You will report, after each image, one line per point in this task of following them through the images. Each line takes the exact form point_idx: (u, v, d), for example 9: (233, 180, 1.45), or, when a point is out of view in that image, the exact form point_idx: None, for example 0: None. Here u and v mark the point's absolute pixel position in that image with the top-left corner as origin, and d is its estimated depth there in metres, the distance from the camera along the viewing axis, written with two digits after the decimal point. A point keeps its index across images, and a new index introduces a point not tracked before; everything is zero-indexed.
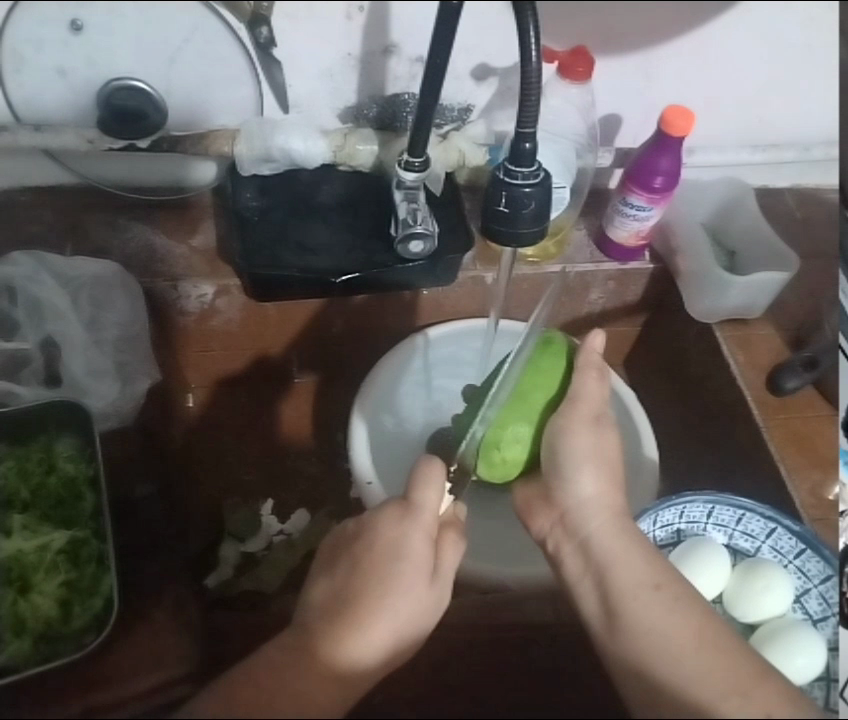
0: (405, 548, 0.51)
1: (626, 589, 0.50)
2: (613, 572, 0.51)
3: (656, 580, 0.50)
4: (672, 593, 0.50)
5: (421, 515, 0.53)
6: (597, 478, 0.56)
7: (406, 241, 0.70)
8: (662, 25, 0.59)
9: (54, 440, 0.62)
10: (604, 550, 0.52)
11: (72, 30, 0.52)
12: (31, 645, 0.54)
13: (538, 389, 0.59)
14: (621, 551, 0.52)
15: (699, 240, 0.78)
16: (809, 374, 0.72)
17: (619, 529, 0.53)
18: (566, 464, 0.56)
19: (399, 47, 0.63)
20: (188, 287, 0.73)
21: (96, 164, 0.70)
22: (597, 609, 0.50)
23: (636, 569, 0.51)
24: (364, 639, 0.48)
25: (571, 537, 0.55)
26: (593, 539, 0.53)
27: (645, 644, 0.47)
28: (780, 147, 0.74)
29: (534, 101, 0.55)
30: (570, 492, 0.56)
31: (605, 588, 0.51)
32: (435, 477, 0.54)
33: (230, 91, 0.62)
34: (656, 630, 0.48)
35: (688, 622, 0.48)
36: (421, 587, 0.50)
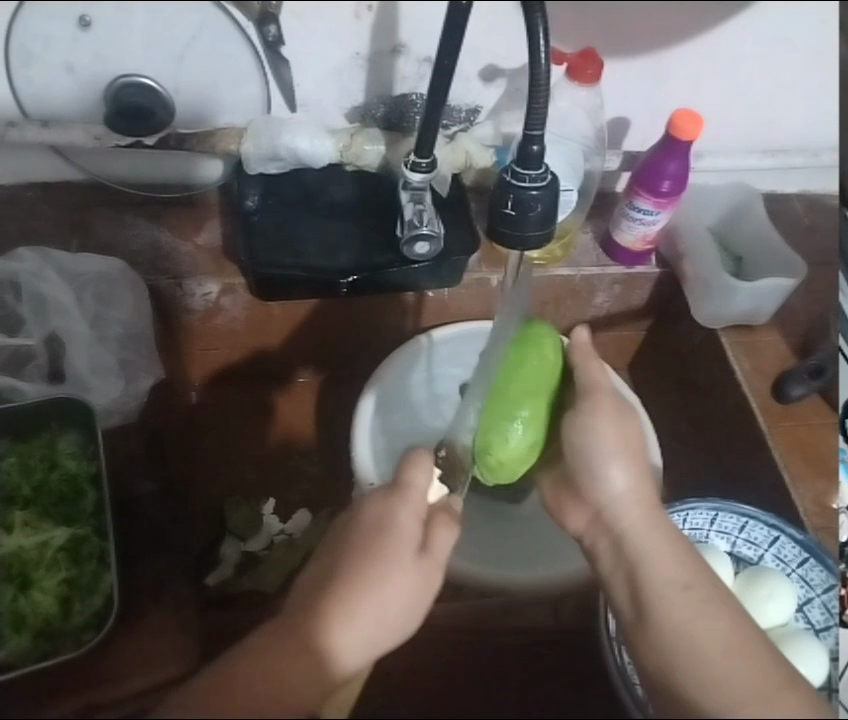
0: (394, 522, 0.55)
1: (660, 586, 0.53)
2: (648, 566, 0.53)
3: (686, 580, 0.53)
4: (700, 592, 0.53)
5: (408, 494, 0.56)
6: (626, 472, 0.58)
7: (411, 242, 0.71)
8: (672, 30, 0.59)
9: (57, 435, 0.62)
10: (639, 546, 0.55)
11: (80, 27, 0.53)
12: (31, 642, 0.53)
13: (515, 377, 0.56)
14: (657, 546, 0.55)
15: (705, 247, 0.79)
16: (815, 383, 0.72)
17: (655, 527, 0.56)
18: (597, 460, 0.58)
19: (408, 48, 0.62)
20: (192, 285, 0.76)
21: (103, 161, 0.69)
22: (627, 602, 0.52)
23: (669, 567, 0.54)
24: (362, 616, 0.50)
25: (606, 532, 0.56)
26: (630, 535, 0.55)
27: (677, 644, 0.50)
28: (788, 152, 0.72)
29: (543, 103, 0.55)
30: (605, 488, 0.58)
31: (638, 582, 0.53)
32: (425, 460, 0.57)
33: (237, 90, 0.61)
34: (687, 630, 0.50)
35: (718, 626, 0.51)
36: (411, 564, 0.53)
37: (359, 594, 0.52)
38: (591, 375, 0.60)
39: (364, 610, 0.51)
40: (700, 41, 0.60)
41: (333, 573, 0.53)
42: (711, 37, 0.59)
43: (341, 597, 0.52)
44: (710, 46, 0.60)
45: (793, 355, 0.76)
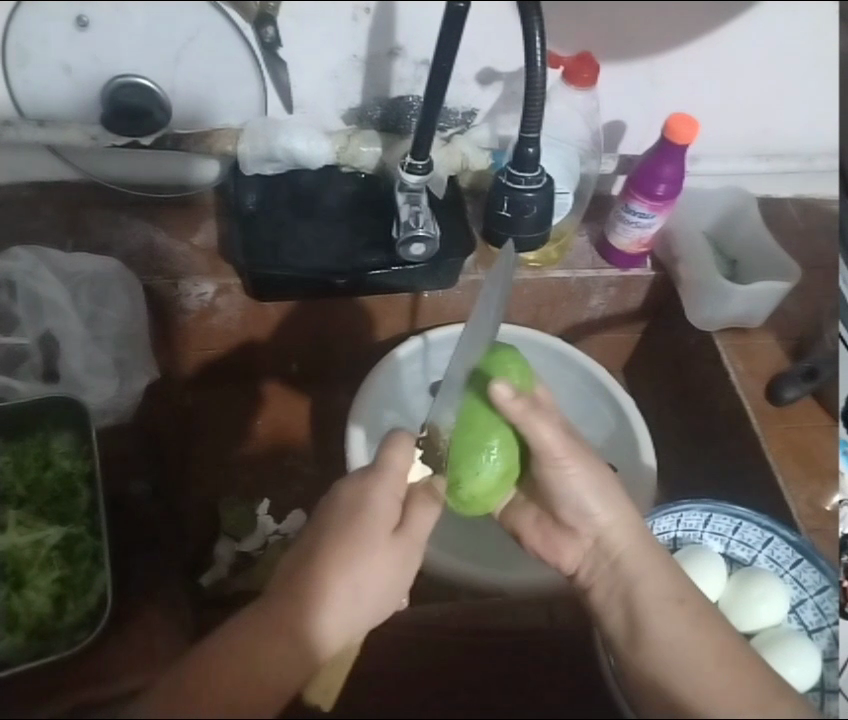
0: (370, 502, 0.55)
1: (652, 603, 0.53)
2: (639, 588, 0.54)
3: (680, 596, 0.53)
4: (692, 608, 0.53)
5: (387, 477, 0.56)
6: (608, 504, 0.57)
7: (407, 243, 0.71)
8: (671, 38, 0.59)
9: (50, 435, 0.61)
10: (636, 566, 0.55)
11: (78, 26, 0.53)
12: (24, 640, 0.55)
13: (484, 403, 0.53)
14: (649, 566, 0.56)
15: (700, 250, 0.79)
16: (808, 385, 0.71)
17: (646, 547, 0.56)
18: (573, 498, 0.58)
19: (405, 49, 0.63)
20: (188, 285, 0.73)
21: (98, 160, 0.68)
22: (621, 627, 0.52)
23: (661, 585, 0.54)
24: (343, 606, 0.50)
25: (603, 561, 0.57)
26: (624, 554, 0.56)
27: (670, 657, 0.49)
28: (783, 157, 0.73)
29: (538, 106, 0.56)
30: (586, 524, 0.58)
31: (631, 601, 0.53)
32: (403, 441, 0.57)
33: (235, 91, 0.61)
34: (677, 646, 0.50)
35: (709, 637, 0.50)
36: (386, 550, 0.54)
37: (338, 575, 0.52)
38: (544, 430, 0.54)
39: (345, 592, 0.51)
40: (698, 44, 0.60)
41: (311, 553, 0.53)
42: (710, 40, 0.60)
43: (317, 580, 0.51)
44: (703, 52, 0.61)
45: (787, 358, 0.76)
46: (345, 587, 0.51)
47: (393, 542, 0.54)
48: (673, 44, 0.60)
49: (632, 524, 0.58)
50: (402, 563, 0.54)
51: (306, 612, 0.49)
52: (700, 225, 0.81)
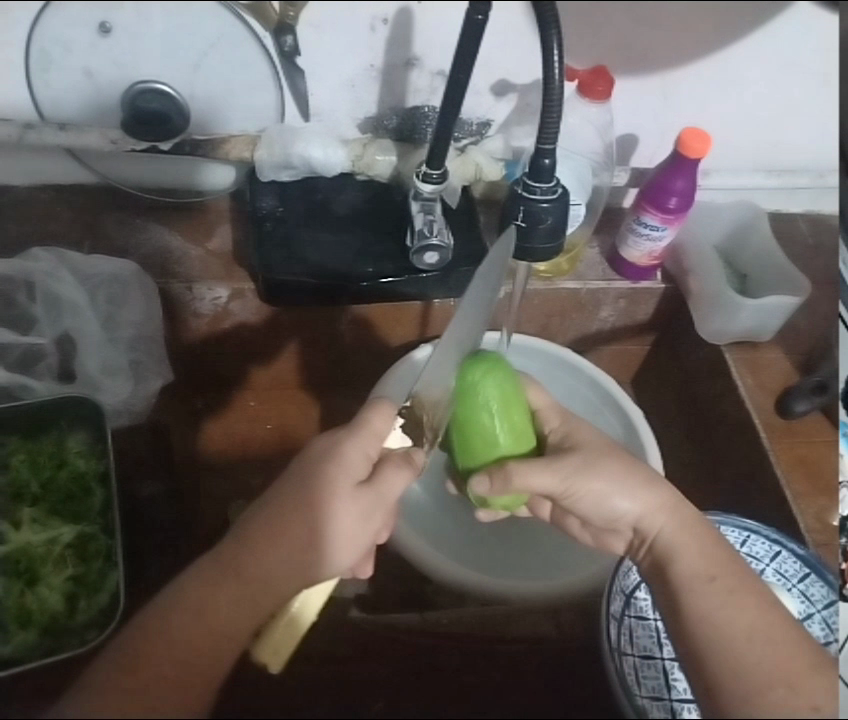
0: (338, 452, 0.56)
1: (688, 581, 0.56)
2: (675, 562, 0.57)
3: (713, 573, 0.56)
4: (728, 583, 0.55)
5: (372, 438, 0.57)
6: (636, 496, 0.61)
7: (420, 252, 0.73)
8: (682, 51, 0.59)
9: (65, 434, 0.64)
10: (675, 542, 0.58)
11: (100, 32, 0.54)
12: (36, 637, 0.53)
13: (473, 422, 0.57)
14: (680, 535, 0.59)
15: (709, 262, 0.82)
16: (819, 400, 0.71)
17: (681, 521, 0.60)
18: (606, 504, 0.61)
19: (421, 60, 0.63)
20: (202, 290, 0.77)
21: (113, 165, 0.69)
22: (664, 599, 0.56)
23: (696, 558, 0.57)
24: (298, 558, 0.51)
25: (648, 549, 0.59)
26: (659, 536, 0.59)
27: (711, 633, 0.52)
28: (794, 173, 0.73)
29: (555, 119, 0.56)
30: (622, 521, 0.61)
31: (670, 576, 0.57)
32: (387, 412, 0.59)
33: (251, 97, 0.62)
34: (722, 620, 0.52)
35: (747, 611, 0.53)
36: (346, 503, 0.54)
37: (296, 524, 0.52)
38: (539, 483, 0.59)
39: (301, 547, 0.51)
40: (712, 58, 0.60)
41: (273, 509, 0.53)
42: (723, 55, 0.60)
43: (280, 526, 0.52)
44: (717, 72, 0.62)
45: (795, 372, 0.76)
46: (310, 537, 0.52)
47: (359, 493, 0.55)
48: (686, 58, 0.60)
49: (660, 505, 0.61)
50: (369, 520, 0.55)
51: (257, 561, 0.50)
52: (712, 239, 0.84)
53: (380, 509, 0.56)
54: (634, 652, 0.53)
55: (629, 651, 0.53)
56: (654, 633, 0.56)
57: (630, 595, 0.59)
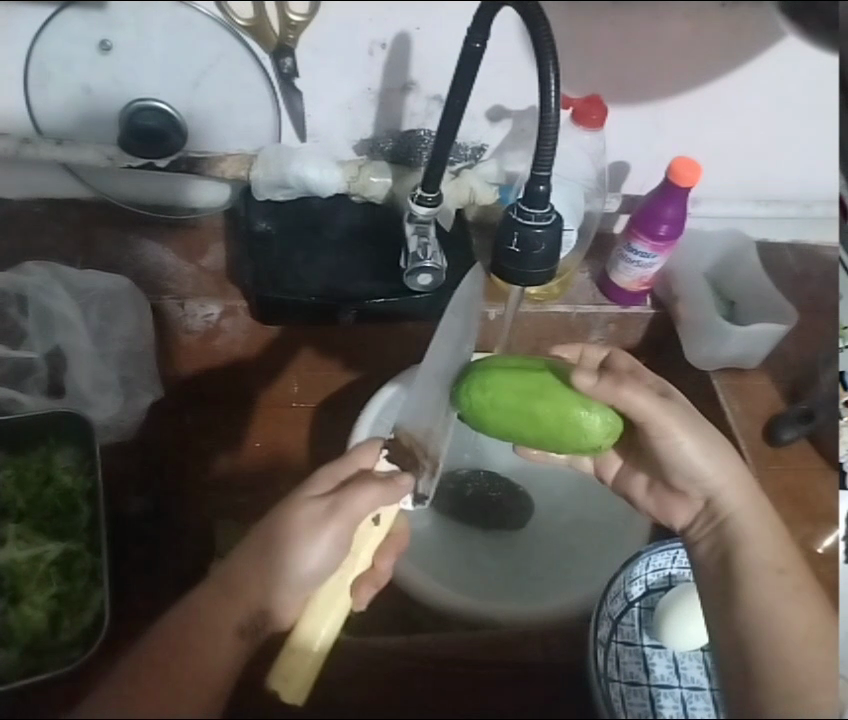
0: (318, 477, 0.58)
1: (751, 567, 0.58)
2: (742, 550, 0.59)
3: (780, 566, 0.57)
4: (790, 580, 0.56)
5: (345, 463, 0.58)
6: (723, 465, 0.65)
7: (414, 273, 0.74)
8: (671, 71, 0.61)
9: (53, 450, 0.64)
10: (744, 531, 0.61)
11: (100, 50, 0.60)
12: (18, 656, 0.54)
13: (500, 411, 0.54)
14: (748, 514, 0.62)
15: (698, 293, 0.85)
16: (805, 428, 0.71)
17: (751, 512, 0.62)
18: (681, 465, 0.65)
19: (418, 84, 0.64)
20: (195, 306, 0.75)
21: (108, 179, 0.70)
22: (714, 578, 0.60)
23: (765, 552, 0.59)
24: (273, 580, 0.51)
25: (714, 519, 0.63)
26: (733, 516, 0.62)
27: (764, 613, 0.54)
28: (781, 203, 0.73)
29: (551, 147, 0.57)
30: (696, 487, 0.65)
31: (738, 563, 0.59)
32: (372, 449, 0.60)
33: (248, 116, 0.67)
34: (774, 606, 0.54)
35: (808, 603, 0.54)
36: (313, 519, 0.54)
37: (275, 546, 0.53)
38: (638, 398, 0.60)
39: (271, 556, 0.53)
40: (704, 89, 0.63)
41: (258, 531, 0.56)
42: (713, 88, 0.63)
43: (255, 542, 0.55)
44: (708, 101, 0.64)
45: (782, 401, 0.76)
46: (280, 548, 0.53)
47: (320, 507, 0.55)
48: (675, 80, 0.62)
49: (729, 476, 0.64)
50: (325, 527, 0.53)
51: (234, 571, 0.53)
52: (701, 267, 0.86)
53: (336, 520, 0.53)
54: (620, 677, 0.54)
55: (616, 676, 0.54)
56: (641, 661, 0.57)
57: (616, 619, 0.60)
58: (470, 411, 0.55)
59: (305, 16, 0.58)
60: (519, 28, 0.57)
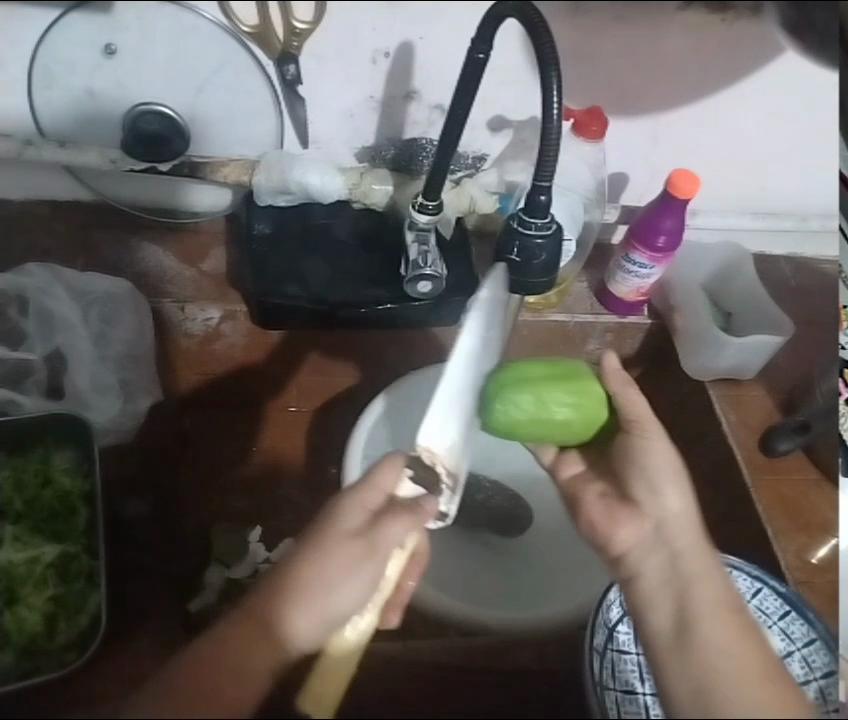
0: (343, 508, 0.54)
1: (706, 607, 0.51)
2: (693, 590, 0.51)
3: (732, 606, 0.52)
4: (745, 621, 0.51)
5: (371, 487, 0.54)
6: (682, 495, 0.57)
7: (414, 280, 0.72)
8: (670, 79, 0.62)
9: (52, 451, 0.63)
10: (690, 567, 0.53)
11: (105, 54, 0.60)
12: (13, 658, 0.54)
13: (537, 425, 0.55)
14: (699, 558, 0.53)
15: (697, 302, 0.82)
16: (801, 438, 0.71)
17: (695, 550, 0.54)
18: (651, 470, 0.57)
19: (420, 93, 0.66)
20: (195, 310, 0.74)
21: (112, 183, 0.72)
22: (665, 622, 0.51)
23: (713, 589, 0.52)
24: (306, 624, 0.48)
25: (661, 547, 0.54)
26: (684, 551, 0.54)
27: (720, 666, 0.48)
28: (778, 215, 0.77)
29: (551, 155, 0.57)
30: (658, 500, 0.57)
31: (685, 599, 0.51)
32: (397, 461, 0.56)
33: (252, 125, 0.67)
34: (728, 656, 0.48)
35: (756, 653, 0.49)
36: (350, 553, 0.51)
37: (306, 580, 0.50)
38: (636, 399, 0.59)
39: (300, 595, 0.49)
40: (701, 103, 0.65)
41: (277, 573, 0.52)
42: (712, 100, 0.65)
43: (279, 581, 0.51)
44: (706, 113, 0.66)
45: (777, 412, 0.75)
46: (313, 590, 0.49)
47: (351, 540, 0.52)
48: (672, 91, 0.64)
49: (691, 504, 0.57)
50: (362, 568, 0.50)
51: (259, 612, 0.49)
52: (698, 278, 0.84)
53: (371, 559, 0.51)
54: (615, 685, 0.54)
55: (611, 684, 0.54)
56: (638, 669, 0.56)
57: (613, 628, 0.58)
58: (502, 428, 0.55)
59: (309, 22, 0.60)
60: (523, 41, 0.60)
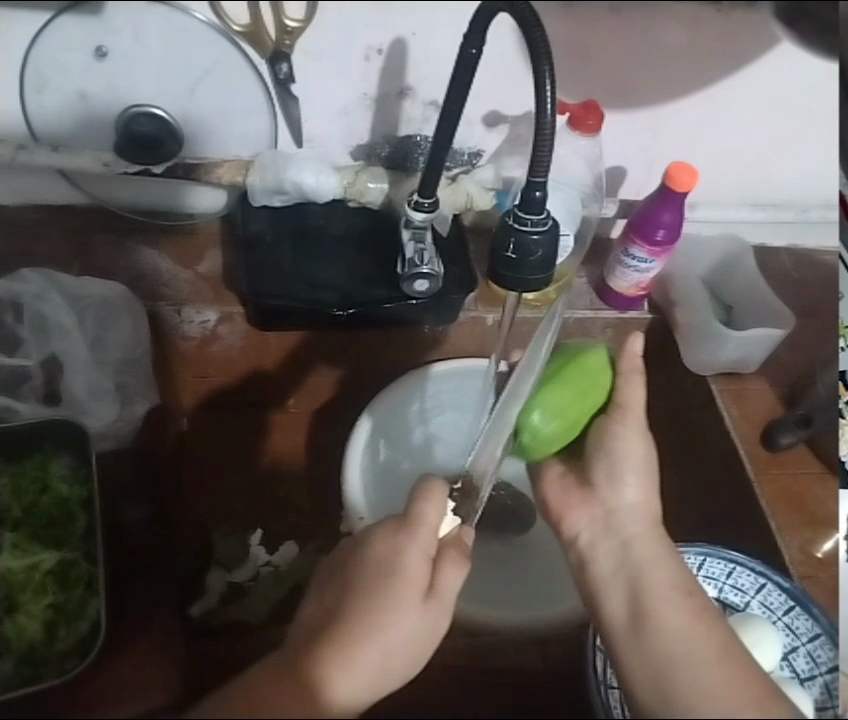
0: (399, 562, 0.52)
1: (661, 591, 0.52)
2: (647, 572, 0.53)
3: (688, 588, 0.53)
4: (699, 602, 0.52)
5: (424, 532, 0.53)
6: (644, 486, 0.56)
7: (411, 279, 0.71)
8: (667, 71, 0.62)
9: (50, 457, 0.62)
10: (641, 554, 0.54)
11: (97, 56, 0.60)
12: (14, 666, 0.55)
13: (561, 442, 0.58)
14: (650, 545, 0.55)
15: (696, 292, 0.80)
16: (804, 433, 0.71)
17: (649, 534, 0.55)
18: (615, 459, 0.57)
19: (414, 90, 0.65)
20: (191, 312, 0.73)
21: (108, 186, 0.71)
22: (621, 608, 0.52)
23: (667, 573, 0.53)
24: (353, 680, 0.48)
25: (612, 535, 0.56)
26: (635, 538, 0.55)
27: (675, 649, 0.49)
28: (778, 207, 0.76)
29: (547, 152, 0.57)
30: (615, 489, 0.57)
31: (638, 586, 0.53)
32: (435, 495, 0.55)
33: (245, 124, 0.67)
34: (683, 638, 0.50)
35: (712, 633, 0.50)
36: (409, 605, 0.51)
37: (359, 631, 0.49)
38: (634, 390, 0.57)
39: (376, 649, 0.49)
40: (701, 93, 0.64)
41: (330, 621, 0.50)
42: (710, 91, 0.64)
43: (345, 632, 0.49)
44: (705, 104, 0.65)
45: (780, 403, 0.75)
46: (362, 645, 0.49)
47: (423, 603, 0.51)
48: (670, 83, 0.63)
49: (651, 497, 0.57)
50: (416, 613, 0.51)
51: (330, 672, 0.48)
52: (698, 271, 0.81)
53: (423, 601, 0.51)
54: None
55: None
56: None
57: None
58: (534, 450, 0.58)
59: (301, 21, 0.59)
60: (515, 34, 0.58)
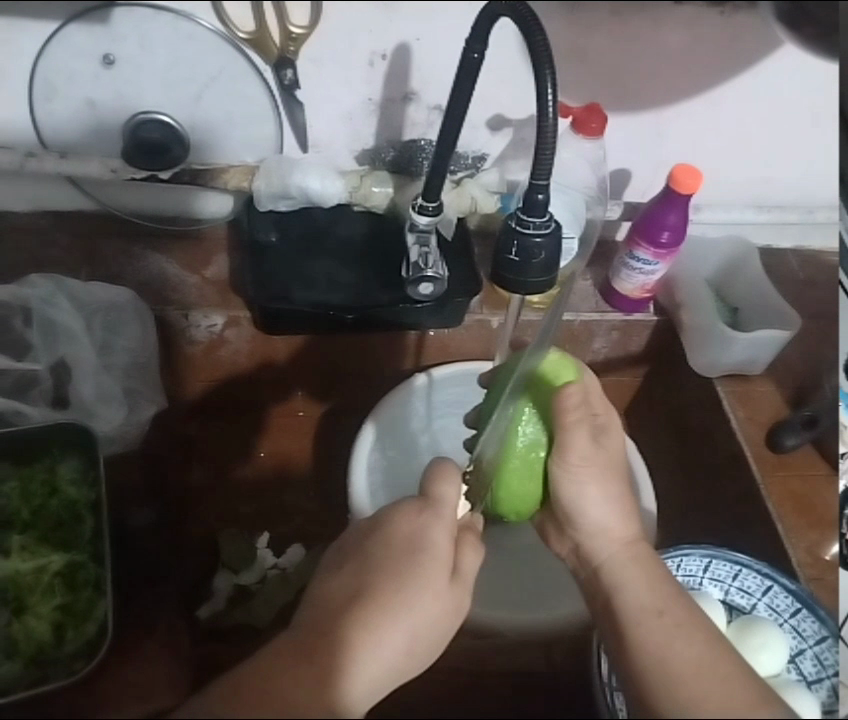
0: (428, 541, 0.52)
1: (632, 613, 0.49)
2: (619, 596, 0.51)
3: (660, 607, 0.49)
4: (675, 615, 0.49)
5: (440, 517, 0.54)
6: (608, 512, 0.54)
7: (415, 283, 0.71)
8: (665, 72, 0.62)
9: (57, 461, 0.62)
10: (611, 578, 0.52)
11: (104, 64, 0.60)
12: (22, 668, 0.54)
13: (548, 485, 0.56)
14: (623, 568, 0.52)
15: (701, 295, 0.78)
16: (808, 434, 0.69)
17: (626, 555, 0.52)
18: (574, 498, 0.54)
19: (418, 95, 0.66)
20: (198, 318, 0.73)
21: (117, 193, 0.72)
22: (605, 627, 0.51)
23: (639, 592, 0.50)
24: (365, 669, 0.47)
25: (584, 565, 0.54)
26: (604, 566, 0.53)
27: (655, 664, 0.47)
28: (782, 208, 0.77)
29: (548, 155, 0.56)
30: (578, 529, 0.54)
31: (613, 607, 0.51)
32: (451, 476, 0.56)
33: (250, 130, 0.67)
34: (662, 655, 0.47)
35: (695, 641, 0.48)
36: (435, 585, 0.51)
37: (381, 615, 0.49)
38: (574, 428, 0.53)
39: (400, 629, 0.49)
40: (702, 98, 0.65)
41: (348, 602, 0.50)
42: (715, 95, 0.64)
43: (373, 611, 0.49)
44: (707, 107, 0.66)
45: (786, 406, 0.75)
46: (372, 631, 0.49)
47: (450, 589, 0.52)
48: (674, 86, 0.63)
49: (623, 527, 0.54)
50: (434, 589, 0.51)
51: (355, 653, 0.48)
52: (702, 272, 0.81)
53: (440, 580, 0.52)
54: None
55: None
56: None
57: None
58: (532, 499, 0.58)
59: (306, 27, 0.59)
60: (518, 41, 0.59)
